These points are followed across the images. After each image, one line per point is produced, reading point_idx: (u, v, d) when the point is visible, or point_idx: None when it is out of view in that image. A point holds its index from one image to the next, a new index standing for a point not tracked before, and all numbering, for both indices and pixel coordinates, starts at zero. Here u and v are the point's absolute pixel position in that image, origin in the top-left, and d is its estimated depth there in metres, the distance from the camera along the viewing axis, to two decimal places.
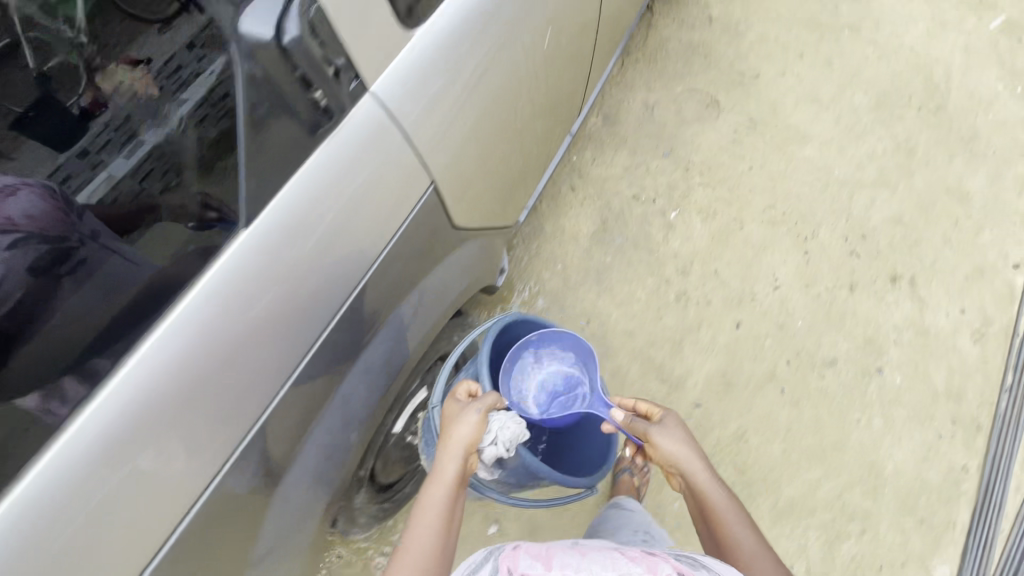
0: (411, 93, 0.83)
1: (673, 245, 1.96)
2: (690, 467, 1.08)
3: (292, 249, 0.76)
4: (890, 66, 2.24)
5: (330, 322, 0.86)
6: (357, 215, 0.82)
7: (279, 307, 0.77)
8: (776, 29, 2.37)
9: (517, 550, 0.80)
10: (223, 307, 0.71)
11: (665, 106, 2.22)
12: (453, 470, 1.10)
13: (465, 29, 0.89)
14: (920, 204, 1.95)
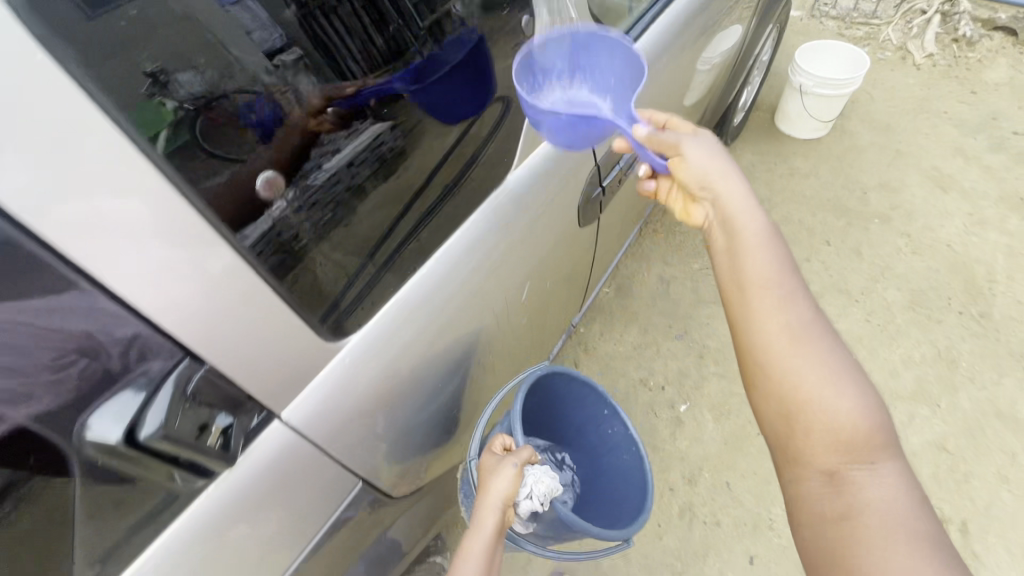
0: (389, 350, 0.77)
1: (683, 445, 1.76)
2: (754, 224, 0.76)
3: (378, 367, 0.76)
4: (924, 263, 2.12)
5: (388, 434, 0.85)
6: (420, 355, 0.84)
7: (362, 409, 0.76)
8: (801, 212, 2.32)
9: None
10: (317, 415, 0.69)
11: (681, 283, 2.14)
12: (495, 519, 0.98)
13: (477, 248, 0.91)
14: (967, 429, 1.72)
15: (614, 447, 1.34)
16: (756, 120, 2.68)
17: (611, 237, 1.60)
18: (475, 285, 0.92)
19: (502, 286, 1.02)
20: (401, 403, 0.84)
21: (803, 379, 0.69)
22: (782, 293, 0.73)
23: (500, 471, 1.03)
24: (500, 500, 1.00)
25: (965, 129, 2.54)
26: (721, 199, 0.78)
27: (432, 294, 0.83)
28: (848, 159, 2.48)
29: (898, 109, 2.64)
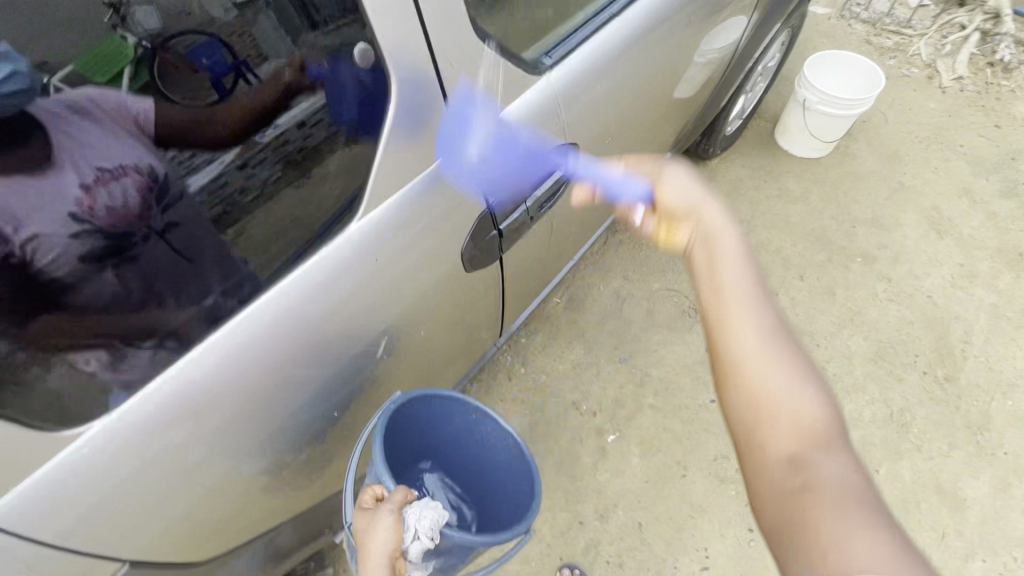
0: (165, 420, 0.72)
1: (603, 478, 1.69)
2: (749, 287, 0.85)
3: (152, 441, 0.71)
4: (899, 313, 1.98)
5: (184, 508, 0.78)
6: (214, 427, 0.77)
7: (136, 480, 0.71)
8: (780, 239, 2.16)
9: None
10: (59, 491, 0.65)
11: (637, 302, 2.02)
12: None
13: (308, 302, 0.82)
14: (902, 500, 1.64)
15: (494, 452, 1.30)
16: (755, 129, 2.48)
17: (549, 255, 1.49)
18: (319, 335, 0.85)
19: (374, 326, 0.94)
20: (227, 455, 0.81)
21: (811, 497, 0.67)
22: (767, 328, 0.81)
23: (378, 524, 0.92)
24: (384, 558, 0.89)
25: (979, 167, 2.32)
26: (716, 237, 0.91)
27: (249, 346, 0.78)
28: (844, 186, 2.30)
29: (910, 136, 2.42)
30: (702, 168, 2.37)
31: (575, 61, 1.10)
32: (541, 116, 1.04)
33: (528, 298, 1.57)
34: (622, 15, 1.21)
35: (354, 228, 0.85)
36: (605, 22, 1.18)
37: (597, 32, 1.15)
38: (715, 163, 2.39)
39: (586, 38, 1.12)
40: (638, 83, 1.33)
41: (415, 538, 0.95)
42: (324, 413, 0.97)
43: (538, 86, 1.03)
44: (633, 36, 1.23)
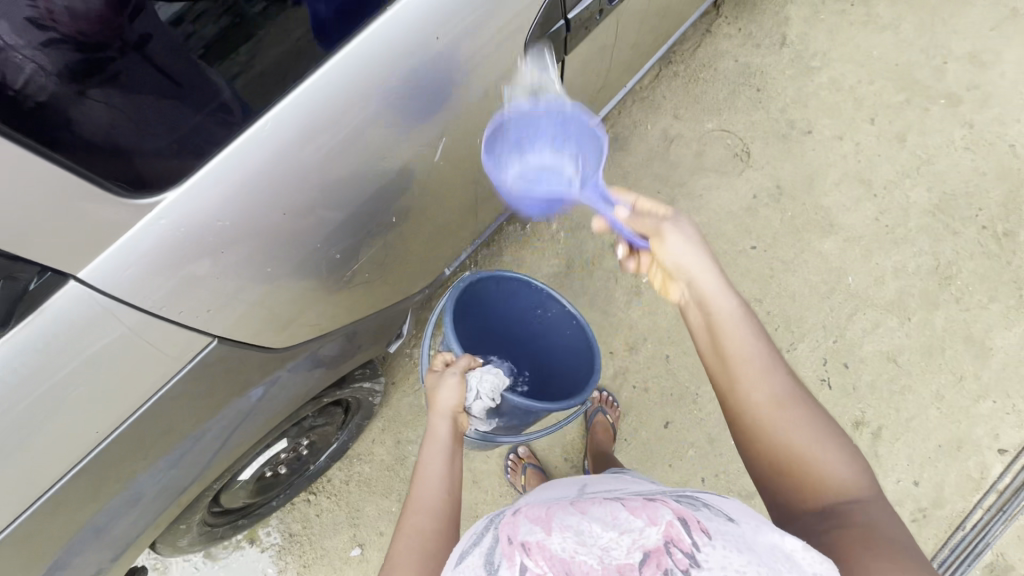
0: (236, 198, 0.75)
1: (635, 315, 1.75)
2: (708, 282, 0.84)
3: (226, 218, 0.75)
4: (971, 163, 1.83)
5: (264, 289, 0.85)
6: (281, 210, 0.80)
7: (218, 254, 0.76)
8: (857, 75, 1.92)
9: (517, 516, 0.70)
10: (149, 257, 0.71)
11: (685, 143, 1.89)
12: (449, 426, 0.97)
13: (359, 87, 0.79)
14: (927, 346, 1.68)
15: (560, 331, 1.30)
16: None
17: (601, 75, 1.36)
18: (363, 132, 0.83)
19: (418, 130, 0.91)
20: (283, 257, 0.84)
21: (781, 421, 0.74)
22: (782, 387, 0.77)
23: (443, 383, 1.02)
24: (449, 409, 0.99)
25: None
26: (688, 271, 0.86)
27: (299, 138, 0.77)
28: (945, 13, 1.97)
29: None
30: None
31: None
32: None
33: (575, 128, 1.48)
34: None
35: (394, 18, 0.78)
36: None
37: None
38: None
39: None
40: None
41: (478, 397, 1.05)
42: (378, 225, 0.98)
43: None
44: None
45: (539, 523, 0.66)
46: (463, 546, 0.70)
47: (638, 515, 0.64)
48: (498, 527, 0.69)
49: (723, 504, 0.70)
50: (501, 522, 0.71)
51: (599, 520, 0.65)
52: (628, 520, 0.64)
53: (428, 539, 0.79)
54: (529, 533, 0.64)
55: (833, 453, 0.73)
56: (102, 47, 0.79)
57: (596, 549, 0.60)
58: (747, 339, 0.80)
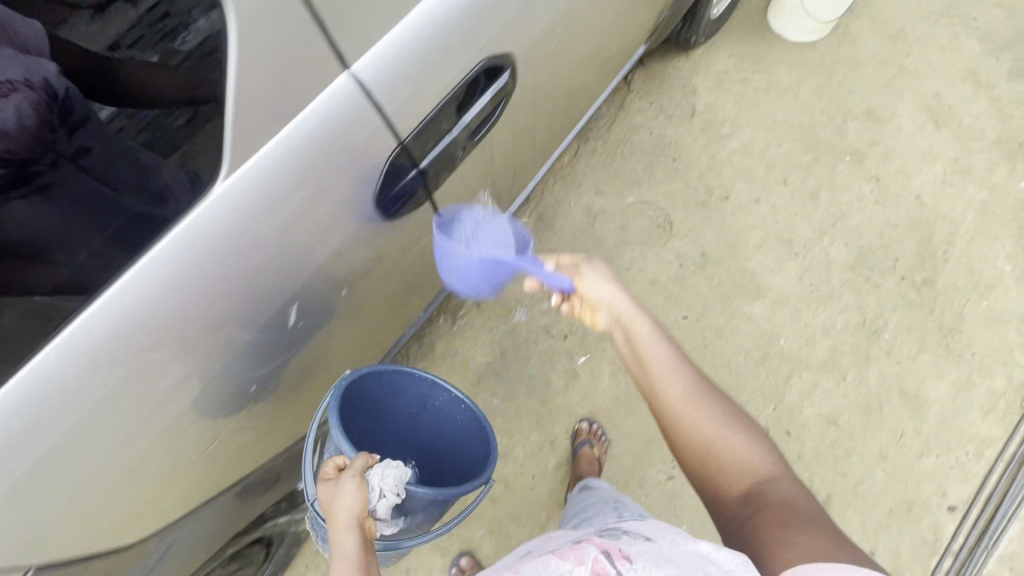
0: (48, 418, 0.64)
1: (573, 399, 1.71)
2: (623, 304, 0.98)
3: (39, 442, 0.64)
4: (884, 216, 1.88)
5: (103, 492, 0.74)
6: (116, 411, 0.70)
7: (34, 478, 0.66)
8: (765, 139, 1.99)
9: None
10: None
11: (609, 218, 1.90)
12: (356, 536, 0.85)
13: (197, 268, 0.69)
14: (865, 405, 1.67)
15: (449, 416, 1.22)
16: (746, 8, 2.18)
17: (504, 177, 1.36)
18: (212, 308, 0.73)
19: (284, 287, 0.82)
20: (128, 454, 0.74)
21: (704, 410, 0.90)
22: (701, 394, 0.92)
23: (341, 491, 0.88)
24: (351, 520, 0.86)
25: (990, 45, 2.08)
26: (609, 301, 0.99)
27: (127, 334, 0.67)
28: (840, 74, 2.07)
29: (919, 11, 2.14)
30: (684, 61, 2.11)
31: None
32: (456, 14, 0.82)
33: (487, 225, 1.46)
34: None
35: (254, 159, 0.69)
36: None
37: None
38: (699, 52, 2.12)
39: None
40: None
41: (381, 496, 0.92)
42: (229, 378, 0.84)
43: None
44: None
45: None
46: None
47: (566, 560, 0.71)
48: None
49: (639, 528, 0.81)
50: None
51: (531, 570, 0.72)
52: (557, 564, 0.71)
53: None
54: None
55: (750, 446, 0.90)
56: (32, 160, 0.79)
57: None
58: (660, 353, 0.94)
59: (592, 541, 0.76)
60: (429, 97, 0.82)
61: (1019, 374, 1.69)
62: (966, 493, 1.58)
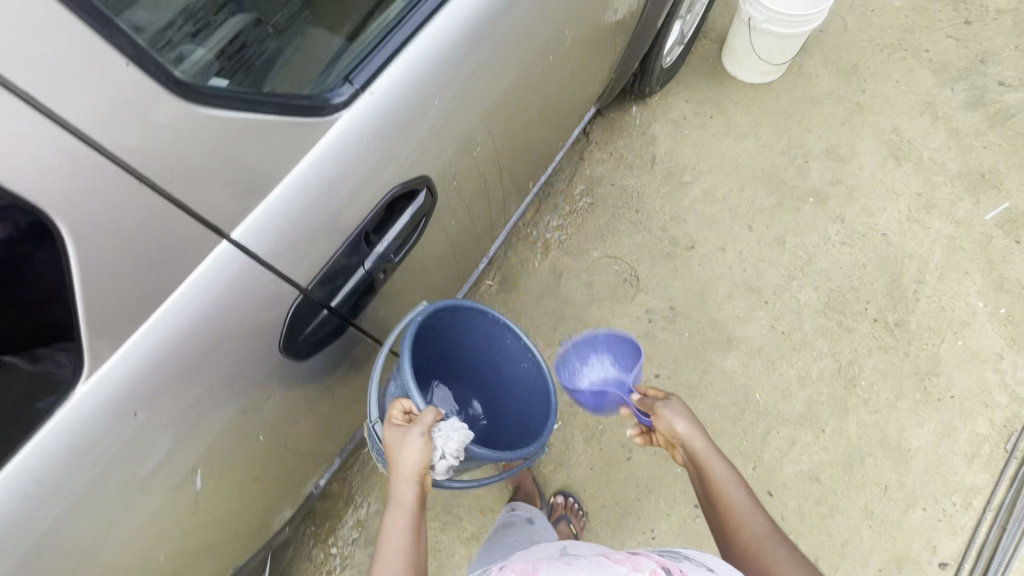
0: None
1: (546, 471, 1.65)
2: (698, 445, 0.95)
3: None
4: (851, 257, 1.85)
5: None
6: None
7: None
8: (728, 185, 1.96)
9: (502, 571, 0.85)
10: None
11: (574, 276, 1.86)
12: (413, 492, 0.89)
13: (70, 469, 0.63)
14: (847, 458, 1.62)
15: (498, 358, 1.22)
16: (700, 52, 2.18)
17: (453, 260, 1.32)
18: (95, 498, 0.68)
19: (182, 456, 0.76)
20: None
21: (768, 558, 0.84)
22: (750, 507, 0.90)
23: (406, 446, 0.90)
24: (412, 476, 0.89)
25: (944, 76, 2.09)
26: (684, 439, 0.96)
27: None
28: (798, 114, 2.06)
29: (871, 46, 2.15)
30: (642, 108, 2.09)
31: (405, 62, 0.75)
32: (358, 159, 0.73)
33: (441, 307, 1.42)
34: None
35: (112, 360, 0.62)
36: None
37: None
38: (656, 99, 2.11)
39: (425, 20, 0.77)
40: (540, 36, 1.02)
41: (441, 457, 0.93)
42: (139, 558, 0.80)
43: (343, 123, 0.70)
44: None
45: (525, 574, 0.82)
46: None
47: (624, 565, 0.75)
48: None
49: (702, 559, 0.82)
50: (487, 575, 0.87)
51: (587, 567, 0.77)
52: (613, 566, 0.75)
53: None
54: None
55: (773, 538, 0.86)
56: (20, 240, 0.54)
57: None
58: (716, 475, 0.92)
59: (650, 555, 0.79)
60: (328, 247, 0.76)
61: (1000, 415, 1.66)
62: (958, 547, 1.52)
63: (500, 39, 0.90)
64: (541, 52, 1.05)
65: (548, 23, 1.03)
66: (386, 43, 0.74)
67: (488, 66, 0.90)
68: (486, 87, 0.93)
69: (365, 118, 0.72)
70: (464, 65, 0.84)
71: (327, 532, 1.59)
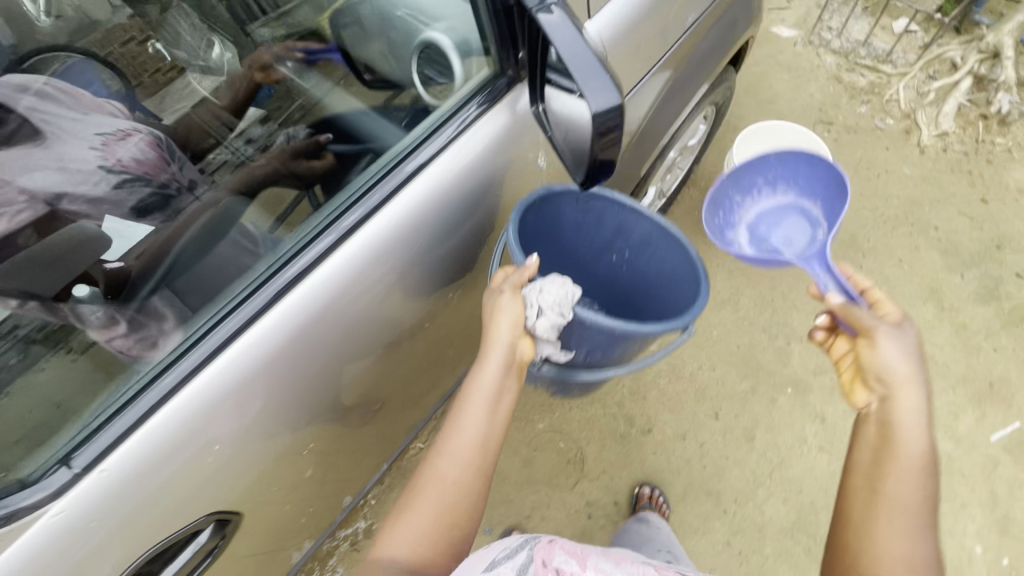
0: None
1: None
2: (916, 366, 0.75)
3: None
4: (829, 467, 1.63)
5: None
6: None
7: None
8: (698, 361, 1.78)
9: (552, 542, 0.69)
10: None
11: (512, 450, 1.68)
12: (505, 354, 0.87)
13: None
14: None
15: (662, 260, 1.06)
16: (685, 202, 2.04)
17: (345, 473, 1.17)
18: None
19: None
20: None
21: None
22: (914, 478, 0.69)
23: (499, 307, 0.90)
24: (508, 337, 0.87)
25: (954, 260, 1.88)
26: (900, 381, 0.74)
27: None
28: (784, 286, 1.88)
29: (874, 216, 1.96)
30: None
31: (148, 431, 0.68)
32: (69, 548, 0.66)
33: (332, 511, 1.26)
34: (284, 296, 0.76)
35: None
36: (272, 288, 0.76)
37: (200, 350, 0.72)
38: None
39: (180, 381, 0.70)
40: (418, 281, 0.93)
41: (539, 313, 0.91)
42: None
43: (45, 518, 0.63)
44: (323, 310, 0.79)
45: (575, 556, 0.67)
46: (493, 554, 0.69)
47: None
48: (531, 548, 0.68)
49: None
50: (534, 543, 0.69)
51: None
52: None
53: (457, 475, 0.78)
54: (566, 563, 0.65)
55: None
56: None
57: None
58: (920, 425, 0.72)
59: None
60: None
61: None
62: None
63: (321, 351, 0.82)
64: (418, 292, 0.95)
65: (397, 305, 0.91)
66: (133, 407, 0.68)
67: (325, 356, 0.84)
68: (326, 374, 0.86)
69: (83, 505, 0.65)
70: (251, 396, 0.76)
71: None
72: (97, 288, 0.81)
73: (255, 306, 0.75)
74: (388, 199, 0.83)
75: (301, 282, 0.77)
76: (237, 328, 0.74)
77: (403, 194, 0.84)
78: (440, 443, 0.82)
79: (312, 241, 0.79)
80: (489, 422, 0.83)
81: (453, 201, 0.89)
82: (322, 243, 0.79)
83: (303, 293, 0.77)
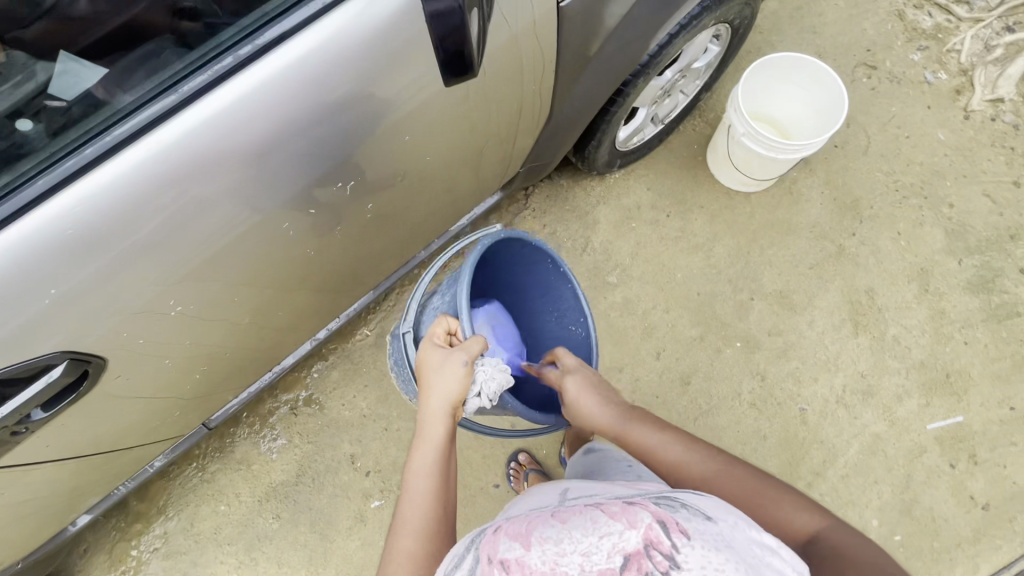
0: None
1: (353, 546, 1.61)
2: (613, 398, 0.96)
3: None
4: (755, 422, 1.64)
5: None
6: None
7: None
8: (654, 299, 1.75)
9: (497, 533, 0.62)
10: None
11: None
12: (445, 427, 0.88)
13: None
14: None
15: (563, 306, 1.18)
16: (686, 133, 1.88)
17: (269, 349, 1.20)
18: None
19: None
20: None
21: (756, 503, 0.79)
22: (681, 440, 0.88)
23: (449, 368, 0.90)
24: (447, 403, 0.89)
25: (957, 243, 1.74)
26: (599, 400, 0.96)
27: None
28: (765, 240, 1.78)
29: (887, 180, 1.80)
30: (597, 183, 1.84)
31: None
32: None
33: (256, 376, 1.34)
34: (125, 146, 0.71)
35: None
36: (111, 137, 0.71)
37: (29, 191, 0.69)
38: (616, 175, 1.85)
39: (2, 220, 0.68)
40: (310, 155, 0.84)
41: (476, 394, 0.93)
42: None
43: None
44: (177, 169, 0.74)
45: (519, 538, 0.59)
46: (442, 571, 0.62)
47: (615, 523, 0.56)
48: (478, 547, 0.62)
49: (703, 505, 0.61)
50: (481, 541, 0.63)
51: (580, 526, 0.58)
52: (605, 525, 0.56)
53: (421, 547, 0.74)
54: (510, 550, 0.58)
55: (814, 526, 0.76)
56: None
57: (575, 561, 0.54)
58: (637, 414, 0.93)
59: (650, 506, 0.60)
60: None
61: None
62: None
63: (181, 215, 0.77)
64: (312, 169, 0.86)
65: (281, 180, 0.84)
66: None
67: (189, 222, 0.79)
68: (195, 243, 0.81)
69: None
70: (91, 248, 0.73)
71: (131, 534, 1.61)
72: (41, 123, 0.71)
73: (81, 160, 0.70)
74: (240, 68, 0.74)
75: (135, 143, 0.72)
76: (60, 177, 0.70)
77: (259, 66, 0.74)
78: (399, 513, 0.78)
79: (164, 92, 0.73)
80: (438, 483, 0.81)
81: (328, 81, 0.79)
82: (175, 94, 0.72)
83: (140, 153, 0.72)
